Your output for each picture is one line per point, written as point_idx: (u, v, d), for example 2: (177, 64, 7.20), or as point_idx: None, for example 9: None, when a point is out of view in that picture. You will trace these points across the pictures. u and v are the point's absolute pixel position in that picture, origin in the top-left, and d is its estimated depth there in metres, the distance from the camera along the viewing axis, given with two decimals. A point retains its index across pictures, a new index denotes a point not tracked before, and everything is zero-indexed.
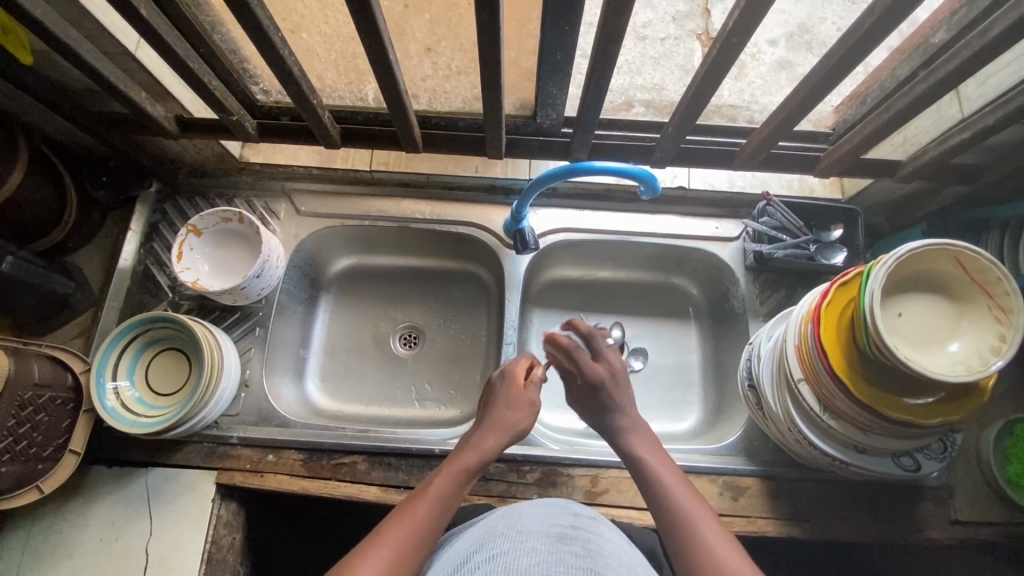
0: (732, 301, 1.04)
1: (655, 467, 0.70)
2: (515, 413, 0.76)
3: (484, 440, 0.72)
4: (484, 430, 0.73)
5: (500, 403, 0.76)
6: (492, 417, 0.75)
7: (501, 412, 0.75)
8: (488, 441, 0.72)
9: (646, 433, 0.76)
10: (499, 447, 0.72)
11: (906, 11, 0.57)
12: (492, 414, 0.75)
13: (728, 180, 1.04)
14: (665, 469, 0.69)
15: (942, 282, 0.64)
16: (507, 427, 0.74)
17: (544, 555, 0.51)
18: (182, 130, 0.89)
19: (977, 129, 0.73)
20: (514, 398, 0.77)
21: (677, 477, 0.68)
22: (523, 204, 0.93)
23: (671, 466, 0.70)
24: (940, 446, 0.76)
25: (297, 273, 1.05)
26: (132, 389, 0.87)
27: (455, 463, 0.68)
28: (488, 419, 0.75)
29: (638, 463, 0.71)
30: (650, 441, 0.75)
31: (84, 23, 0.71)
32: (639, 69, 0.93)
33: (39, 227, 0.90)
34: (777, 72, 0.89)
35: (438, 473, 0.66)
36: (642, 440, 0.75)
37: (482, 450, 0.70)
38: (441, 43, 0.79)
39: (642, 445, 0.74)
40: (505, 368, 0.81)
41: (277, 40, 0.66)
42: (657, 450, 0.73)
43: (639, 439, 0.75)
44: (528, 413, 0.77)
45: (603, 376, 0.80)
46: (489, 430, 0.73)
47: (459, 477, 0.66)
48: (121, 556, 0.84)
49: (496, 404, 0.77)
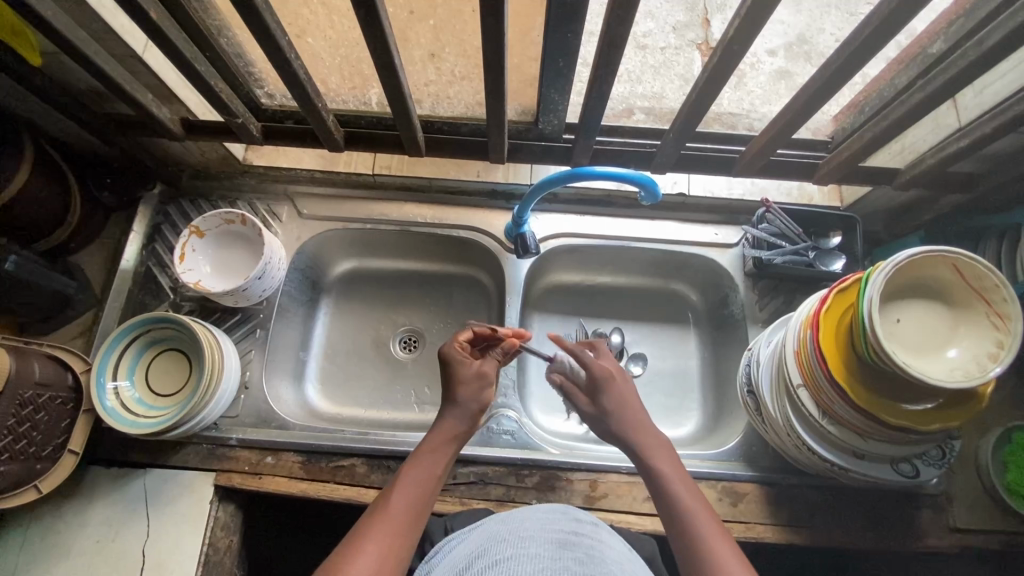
0: (732, 308, 1.05)
1: (666, 480, 0.66)
2: (475, 389, 0.73)
3: (452, 423, 0.71)
4: (449, 413, 0.71)
5: (462, 388, 0.72)
6: (456, 401, 0.72)
7: (459, 393, 0.72)
8: (454, 423, 0.70)
9: (664, 442, 0.71)
10: (465, 425, 0.71)
11: (904, 20, 0.57)
12: (455, 397, 0.72)
13: (727, 187, 1.06)
14: (677, 479, 0.65)
15: (940, 288, 0.65)
16: (476, 407, 0.72)
17: (547, 561, 0.51)
18: (187, 132, 0.90)
19: (974, 138, 0.74)
20: (469, 372, 0.73)
21: (691, 487, 0.65)
22: (524, 210, 0.94)
23: (687, 478, 0.66)
24: (938, 453, 0.77)
25: (298, 276, 1.05)
26: (133, 390, 0.87)
27: (425, 456, 0.66)
28: (449, 401, 0.72)
29: (653, 477, 0.67)
30: (669, 451, 0.70)
31: (93, 26, 0.72)
32: (639, 78, 0.95)
33: (44, 226, 0.90)
34: (777, 81, 0.92)
35: (409, 469, 0.65)
36: (659, 448, 0.69)
37: (451, 435, 0.69)
38: (445, 48, 0.80)
39: (659, 455, 0.69)
40: (449, 348, 0.76)
41: (285, 44, 0.67)
42: (672, 457, 0.69)
43: (656, 450, 0.69)
44: (492, 385, 0.75)
45: (614, 372, 0.75)
46: (455, 414, 0.71)
47: (438, 463, 0.66)
48: (118, 558, 0.83)
49: (453, 383, 0.73)
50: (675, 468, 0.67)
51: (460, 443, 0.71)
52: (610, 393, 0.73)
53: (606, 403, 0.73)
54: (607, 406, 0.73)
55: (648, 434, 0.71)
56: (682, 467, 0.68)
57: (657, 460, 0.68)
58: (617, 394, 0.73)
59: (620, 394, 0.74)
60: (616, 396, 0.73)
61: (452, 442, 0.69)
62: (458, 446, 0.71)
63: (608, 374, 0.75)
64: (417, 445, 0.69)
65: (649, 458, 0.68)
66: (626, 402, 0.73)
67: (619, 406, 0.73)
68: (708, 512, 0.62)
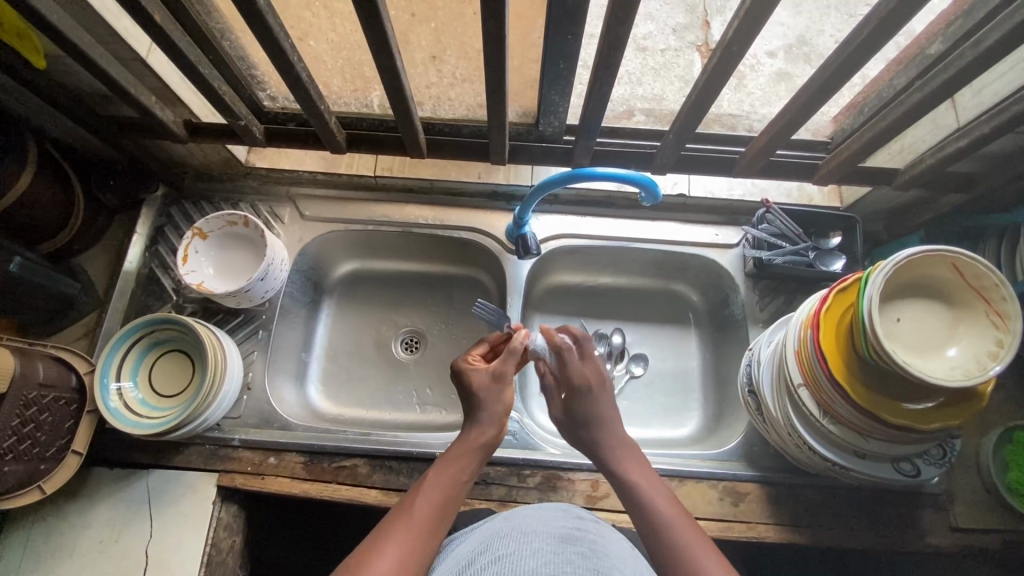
0: (733, 308, 1.05)
1: (639, 489, 0.66)
2: (497, 394, 0.72)
3: (480, 430, 0.70)
4: (477, 422, 0.71)
5: (481, 393, 0.72)
6: (481, 409, 0.71)
7: (482, 400, 0.71)
8: (484, 431, 0.70)
9: (629, 444, 0.72)
10: (493, 435, 0.70)
11: (902, 21, 0.58)
12: (480, 405, 0.72)
13: (728, 188, 1.06)
14: (649, 487, 0.66)
15: (939, 287, 0.65)
16: (501, 411, 0.72)
17: (549, 556, 0.51)
18: (191, 135, 0.91)
19: (972, 138, 0.74)
20: (487, 379, 0.73)
21: (664, 493, 0.65)
22: (526, 211, 0.95)
23: (659, 484, 0.67)
24: (939, 452, 0.77)
25: (300, 277, 1.06)
26: (136, 390, 0.88)
27: (449, 462, 0.66)
28: (475, 410, 0.72)
29: (623, 485, 0.67)
30: (639, 459, 0.70)
31: (98, 30, 0.73)
32: (639, 80, 0.95)
33: (48, 228, 0.91)
34: (776, 83, 0.93)
35: (428, 476, 0.65)
36: (629, 456, 0.70)
37: (476, 443, 0.69)
38: (447, 50, 0.80)
39: (631, 464, 0.69)
40: (463, 363, 0.76)
41: (287, 47, 0.67)
42: (643, 465, 0.69)
43: (625, 457, 0.70)
44: (512, 385, 0.73)
45: (589, 381, 0.74)
46: (481, 423, 0.71)
47: (462, 471, 0.66)
48: (121, 558, 0.84)
49: (478, 391, 0.72)
50: (645, 475, 0.68)
51: (487, 452, 0.70)
52: (582, 404, 0.74)
53: (578, 413, 0.74)
54: (581, 418, 0.74)
55: (619, 442, 0.71)
56: (653, 473, 0.69)
57: (629, 470, 0.68)
58: (591, 405, 0.73)
59: (594, 405, 0.73)
60: (591, 408, 0.73)
61: (478, 450, 0.69)
62: (487, 454, 0.70)
63: (582, 383, 0.74)
64: (441, 454, 0.69)
65: (619, 467, 0.69)
66: (602, 414, 0.73)
67: (596, 418, 0.73)
68: (683, 518, 0.62)
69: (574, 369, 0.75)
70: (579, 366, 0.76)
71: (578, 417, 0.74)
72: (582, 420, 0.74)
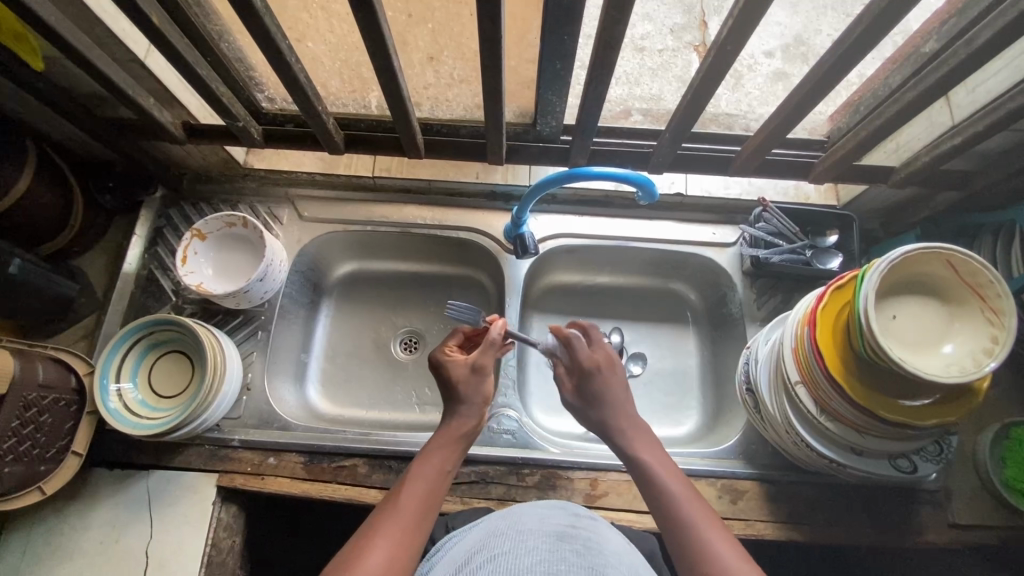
0: (730, 307, 1.05)
1: (653, 471, 0.66)
2: (476, 384, 0.73)
3: (461, 420, 0.71)
4: (455, 414, 0.71)
5: (461, 386, 0.72)
6: (461, 401, 0.72)
7: (460, 392, 0.72)
8: (463, 421, 0.71)
9: (641, 426, 0.73)
10: (472, 425, 0.71)
11: (896, 19, 0.58)
12: (458, 397, 0.72)
13: (725, 187, 1.07)
14: (662, 467, 0.67)
15: (932, 284, 0.66)
16: (481, 403, 0.73)
17: (544, 554, 0.52)
18: (189, 136, 0.92)
19: (968, 136, 0.74)
20: (465, 370, 0.73)
21: (675, 474, 0.66)
22: (523, 210, 0.95)
23: (672, 466, 0.67)
24: (936, 449, 0.78)
25: (299, 278, 1.06)
26: (135, 391, 0.88)
27: (431, 455, 0.67)
28: (454, 402, 0.72)
29: (635, 465, 0.68)
30: (649, 439, 0.71)
31: (95, 31, 0.73)
32: (638, 79, 0.92)
33: (47, 230, 0.91)
34: (774, 83, 0.88)
35: (412, 470, 0.65)
36: (642, 438, 0.71)
37: (458, 433, 0.70)
38: (444, 52, 0.79)
39: (642, 445, 0.70)
40: (441, 353, 0.76)
41: (285, 48, 0.68)
42: (656, 448, 0.70)
43: (638, 439, 0.71)
44: (492, 374, 0.74)
45: (600, 364, 0.76)
46: (461, 414, 0.72)
47: (445, 462, 0.67)
48: (121, 559, 0.84)
49: (452, 383, 0.73)
50: (659, 458, 0.68)
51: (467, 442, 0.71)
52: (593, 385, 0.75)
53: (589, 394, 0.75)
54: (594, 396, 0.75)
55: (625, 419, 0.73)
56: (664, 452, 0.70)
57: (638, 450, 0.69)
58: (603, 386, 0.75)
59: (604, 384, 0.75)
60: (603, 387, 0.75)
61: (460, 441, 0.70)
62: (467, 445, 0.71)
63: (592, 366, 0.76)
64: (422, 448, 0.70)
65: (632, 447, 0.70)
66: (615, 393, 0.74)
67: (607, 397, 0.74)
68: (695, 500, 0.62)
69: (586, 354, 0.77)
70: (589, 352, 0.78)
71: (590, 397, 0.75)
72: (598, 400, 0.74)
